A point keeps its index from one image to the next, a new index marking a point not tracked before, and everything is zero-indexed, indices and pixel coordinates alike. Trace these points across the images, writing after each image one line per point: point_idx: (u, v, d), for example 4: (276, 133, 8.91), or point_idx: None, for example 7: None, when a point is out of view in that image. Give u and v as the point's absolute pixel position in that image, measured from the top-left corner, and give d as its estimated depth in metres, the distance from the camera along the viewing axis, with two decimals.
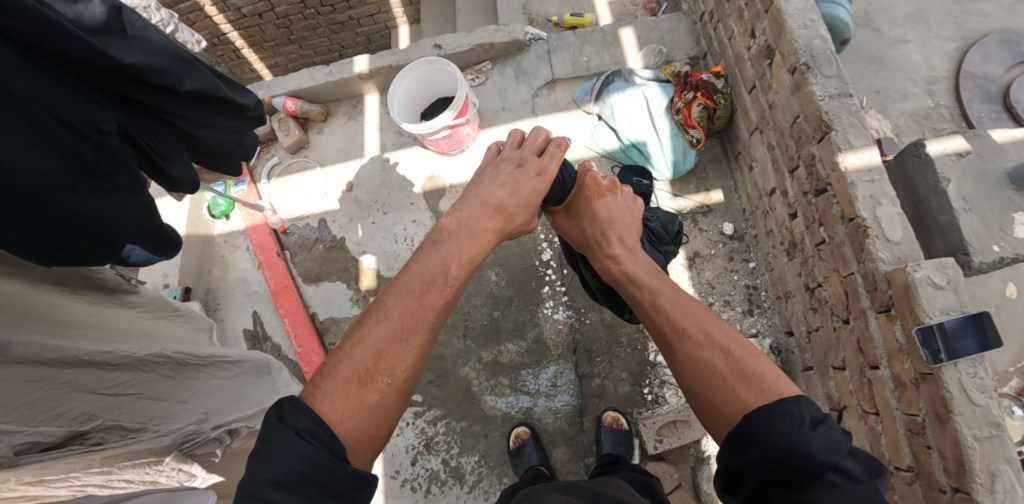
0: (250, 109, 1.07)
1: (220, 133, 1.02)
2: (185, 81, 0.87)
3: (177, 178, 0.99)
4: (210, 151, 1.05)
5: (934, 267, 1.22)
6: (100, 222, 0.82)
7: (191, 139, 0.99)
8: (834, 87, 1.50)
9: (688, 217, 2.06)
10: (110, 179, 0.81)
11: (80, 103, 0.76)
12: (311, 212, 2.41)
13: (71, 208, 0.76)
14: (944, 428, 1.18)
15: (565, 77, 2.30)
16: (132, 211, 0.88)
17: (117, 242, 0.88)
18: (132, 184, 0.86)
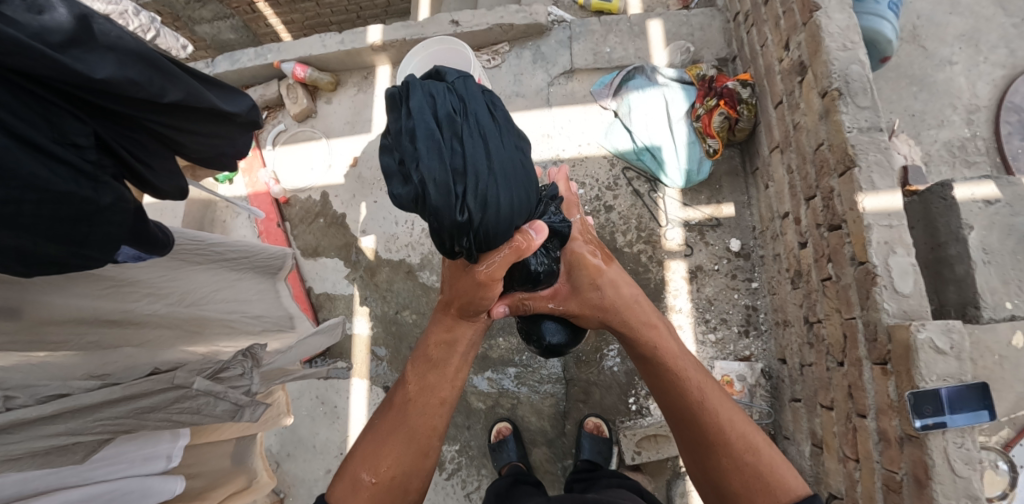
0: (242, 117, 1.02)
1: (208, 140, 0.98)
2: (164, 93, 0.83)
3: (164, 187, 0.95)
4: (202, 158, 1.00)
5: (939, 330, 1.19)
6: (79, 243, 0.80)
7: (177, 147, 0.94)
8: (865, 119, 1.41)
9: (695, 229, 1.98)
10: (94, 200, 0.78)
11: (50, 118, 0.73)
12: (314, 185, 2.38)
13: (43, 230, 0.75)
14: (921, 493, 1.17)
15: (585, 67, 2.18)
16: (120, 230, 0.85)
17: (107, 253, 0.86)
18: (118, 203, 0.82)
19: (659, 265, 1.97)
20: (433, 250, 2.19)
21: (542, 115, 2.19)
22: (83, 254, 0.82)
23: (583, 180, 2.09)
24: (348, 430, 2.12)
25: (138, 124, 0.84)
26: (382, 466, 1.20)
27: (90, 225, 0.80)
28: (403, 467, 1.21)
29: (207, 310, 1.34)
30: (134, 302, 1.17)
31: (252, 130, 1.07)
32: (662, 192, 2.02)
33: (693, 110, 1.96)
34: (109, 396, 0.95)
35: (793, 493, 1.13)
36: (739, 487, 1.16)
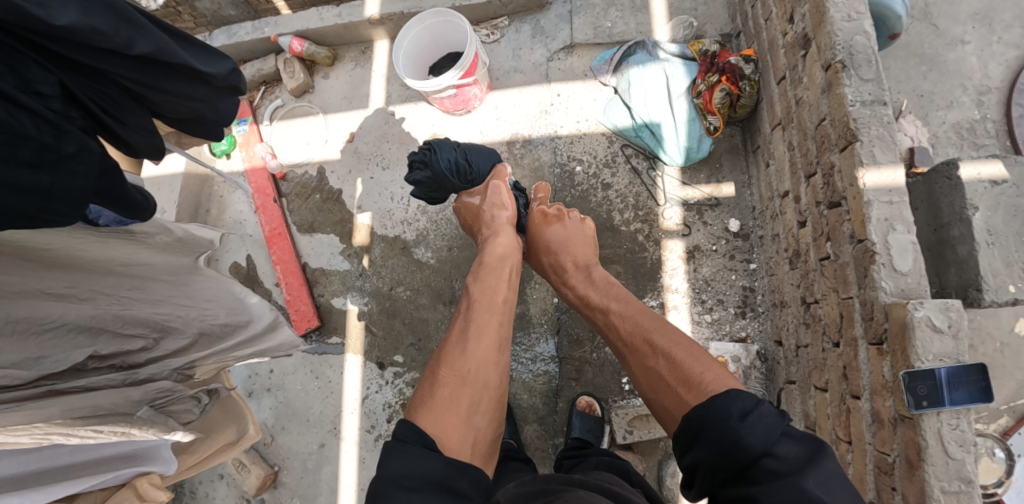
0: (219, 78, 0.99)
1: (183, 100, 0.95)
2: (131, 45, 0.81)
3: (139, 146, 0.93)
4: (176, 118, 0.99)
5: (937, 308, 1.16)
6: (44, 195, 0.76)
7: (152, 106, 0.92)
8: (868, 92, 1.37)
9: (694, 208, 1.95)
10: (56, 147, 0.76)
11: (15, 66, 0.72)
12: (311, 160, 2.36)
13: (4, 177, 0.72)
14: (912, 474, 1.15)
15: (585, 42, 2.13)
16: (88, 181, 0.82)
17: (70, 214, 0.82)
18: (84, 151, 0.80)
19: (655, 244, 1.94)
20: (429, 226, 2.17)
21: (541, 90, 2.15)
22: (50, 207, 0.78)
23: (581, 157, 2.05)
24: (342, 404, 2.13)
25: (107, 77, 0.82)
26: (469, 377, 1.27)
27: (54, 173, 0.77)
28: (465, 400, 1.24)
29: (155, 292, 1.24)
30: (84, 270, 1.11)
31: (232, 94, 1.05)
32: (661, 170, 1.99)
33: (695, 86, 1.89)
34: (52, 417, 0.90)
35: (707, 392, 1.04)
36: (648, 391, 1.20)
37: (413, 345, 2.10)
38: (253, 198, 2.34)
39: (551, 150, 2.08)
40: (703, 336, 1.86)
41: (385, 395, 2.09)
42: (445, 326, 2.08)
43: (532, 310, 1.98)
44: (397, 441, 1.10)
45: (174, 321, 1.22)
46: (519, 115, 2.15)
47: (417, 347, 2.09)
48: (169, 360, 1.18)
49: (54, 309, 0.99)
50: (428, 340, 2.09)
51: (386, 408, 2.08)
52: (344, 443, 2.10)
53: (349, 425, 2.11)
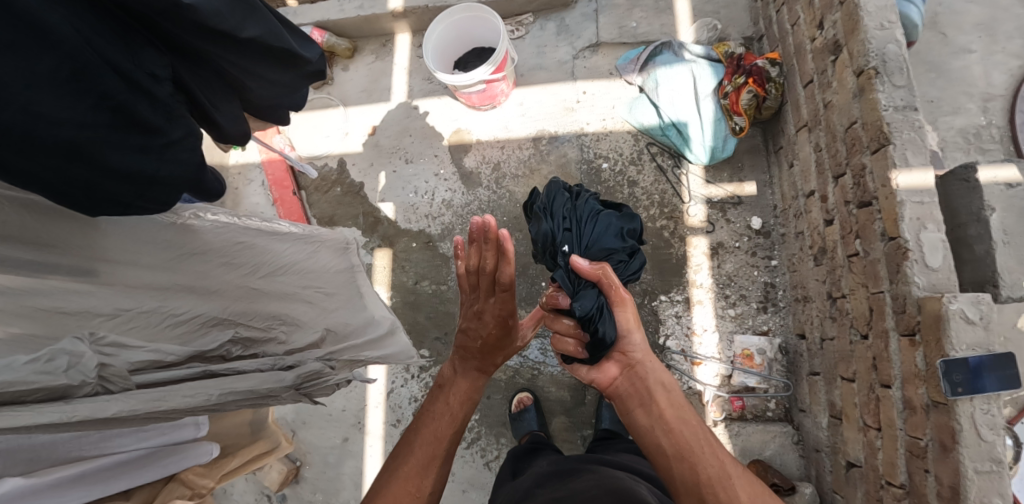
0: (308, 63, 1.05)
1: (269, 86, 1.00)
2: (244, 27, 0.84)
3: (227, 131, 0.98)
4: (262, 105, 1.04)
5: (970, 301, 1.23)
6: (151, 182, 0.78)
7: (242, 90, 0.96)
8: (901, 98, 1.43)
9: (718, 206, 2.01)
10: (164, 134, 0.78)
11: (129, 45, 0.73)
12: (330, 153, 2.34)
13: (121, 164, 0.72)
14: (946, 457, 1.23)
15: (610, 41, 2.17)
16: (184, 170, 0.84)
17: (165, 201, 0.83)
18: (186, 138, 0.82)
19: (681, 241, 2.00)
20: (454, 220, 2.17)
21: (566, 87, 2.17)
22: (152, 194, 0.79)
23: (607, 154, 2.09)
24: (366, 398, 2.12)
25: (211, 60, 0.85)
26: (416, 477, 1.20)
27: (161, 160, 0.78)
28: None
29: (269, 288, 1.29)
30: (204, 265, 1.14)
31: (314, 80, 1.11)
32: (686, 168, 2.04)
33: (722, 87, 1.94)
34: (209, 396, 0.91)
35: None
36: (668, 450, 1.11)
37: (438, 339, 2.10)
38: (270, 190, 2.30)
39: (578, 147, 2.11)
40: (727, 330, 1.93)
41: (411, 389, 2.09)
42: None
43: None
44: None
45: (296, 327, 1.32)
46: (544, 111, 2.17)
47: (442, 341, 2.09)
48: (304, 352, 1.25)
49: (181, 303, 1.06)
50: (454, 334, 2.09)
51: (412, 402, 2.08)
52: (368, 437, 2.09)
53: (374, 418, 2.11)
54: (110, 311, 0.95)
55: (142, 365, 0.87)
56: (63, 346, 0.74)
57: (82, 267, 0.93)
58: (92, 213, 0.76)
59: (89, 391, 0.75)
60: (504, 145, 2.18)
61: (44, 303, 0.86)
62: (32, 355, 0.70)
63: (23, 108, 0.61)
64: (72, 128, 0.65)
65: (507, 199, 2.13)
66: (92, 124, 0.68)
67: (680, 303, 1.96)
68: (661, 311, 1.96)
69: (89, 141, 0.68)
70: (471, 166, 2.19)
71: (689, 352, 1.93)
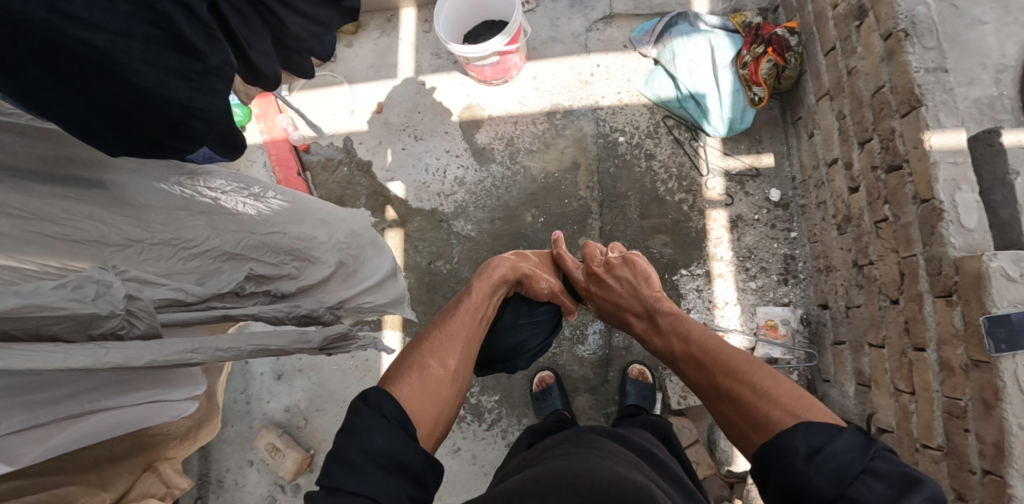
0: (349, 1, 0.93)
1: (307, 24, 0.88)
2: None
3: (261, 70, 0.85)
4: (292, 48, 0.91)
5: (1010, 259, 1.23)
6: (187, 116, 0.63)
7: (277, 25, 0.84)
8: (931, 60, 1.42)
9: (736, 179, 1.99)
10: (202, 58, 0.60)
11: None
12: (336, 131, 2.26)
13: (150, 87, 0.58)
14: (990, 414, 1.23)
15: (624, 13, 2.13)
16: (227, 102, 0.66)
17: (199, 141, 0.69)
18: (225, 66, 0.64)
19: (700, 214, 1.98)
20: (468, 198, 2.11)
21: (580, 61, 2.12)
22: (186, 127, 0.64)
23: (623, 128, 2.05)
24: None
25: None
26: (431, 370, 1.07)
27: (198, 88, 0.62)
28: (445, 403, 1.04)
29: None
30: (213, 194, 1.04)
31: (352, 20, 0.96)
32: (703, 141, 2.02)
33: (739, 57, 1.92)
34: (239, 353, 0.81)
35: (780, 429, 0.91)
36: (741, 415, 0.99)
37: None
38: (274, 171, 2.20)
39: (593, 121, 2.07)
40: (749, 302, 1.91)
41: None
42: None
43: None
44: (376, 412, 0.90)
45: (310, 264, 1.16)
46: (558, 85, 2.12)
47: None
48: (321, 296, 1.13)
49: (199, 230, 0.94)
50: None
51: None
52: None
53: None
54: (120, 241, 0.83)
55: (167, 303, 0.80)
56: (93, 275, 0.66)
57: (91, 180, 0.83)
58: (116, 147, 0.64)
59: (116, 325, 0.67)
60: (518, 120, 2.12)
61: (52, 230, 0.75)
62: (59, 281, 0.63)
63: (50, 5, 0.50)
64: (99, 34, 0.53)
65: (523, 175, 2.08)
66: (124, 34, 0.54)
67: (701, 277, 1.94)
68: (682, 286, 1.94)
69: (116, 54, 0.55)
70: (484, 142, 2.13)
71: (711, 325, 1.91)
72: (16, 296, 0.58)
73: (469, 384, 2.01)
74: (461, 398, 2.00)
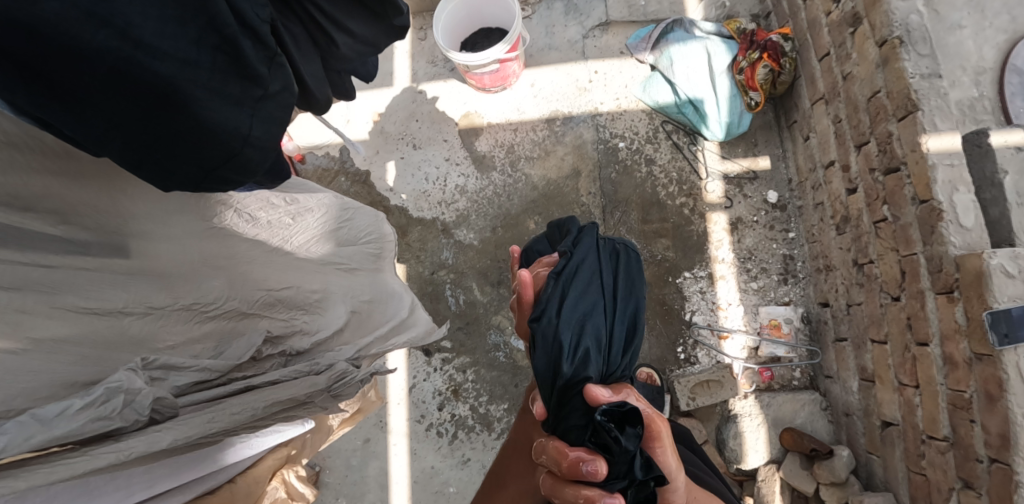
0: (399, 17, 0.86)
1: (355, 44, 0.85)
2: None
3: (314, 94, 0.83)
4: (337, 69, 0.89)
5: (1008, 256, 1.29)
6: (243, 145, 0.68)
7: (327, 47, 0.82)
8: (926, 66, 1.48)
9: (734, 182, 2.03)
10: (262, 84, 0.68)
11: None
12: (332, 141, 2.21)
13: (211, 114, 0.63)
14: (994, 405, 1.29)
15: (620, 20, 2.15)
16: (278, 129, 0.73)
17: (250, 170, 0.74)
18: (282, 92, 0.71)
19: (701, 217, 2.01)
20: (469, 206, 2.09)
21: (577, 67, 2.14)
22: (243, 156, 0.70)
23: (623, 133, 2.07)
24: (386, 395, 2.03)
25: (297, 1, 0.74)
26: None
27: (255, 115, 0.68)
28: None
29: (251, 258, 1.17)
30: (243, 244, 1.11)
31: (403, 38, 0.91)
32: (702, 146, 2.05)
33: (735, 63, 1.95)
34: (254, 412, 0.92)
35: None
36: None
37: (461, 329, 2.03)
38: None
39: (593, 127, 2.08)
40: (751, 302, 1.95)
41: (434, 383, 2.01)
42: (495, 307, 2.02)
43: None
44: None
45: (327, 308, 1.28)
46: (556, 92, 2.13)
47: (466, 330, 2.02)
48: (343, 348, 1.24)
49: (215, 288, 1.03)
50: (478, 322, 2.02)
51: (437, 395, 2.00)
52: (392, 436, 2.01)
53: (397, 415, 2.02)
54: (143, 309, 0.90)
55: (184, 388, 0.87)
56: (116, 383, 0.74)
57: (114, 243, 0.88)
58: (172, 178, 0.68)
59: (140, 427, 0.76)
60: (517, 127, 2.12)
61: (75, 303, 0.81)
62: (86, 398, 0.70)
63: (120, 33, 0.55)
64: (170, 62, 0.58)
65: (524, 182, 2.08)
66: (191, 61, 0.60)
67: (703, 279, 1.97)
68: (685, 289, 1.97)
69: (183, 82, 0.60)
70: (484, 150, 2.12)
71: (716, 326, 1.94)
72: (41, 425, 0.64)
73: (477, 394, 1.99)
74: (469, 409, 1.98)
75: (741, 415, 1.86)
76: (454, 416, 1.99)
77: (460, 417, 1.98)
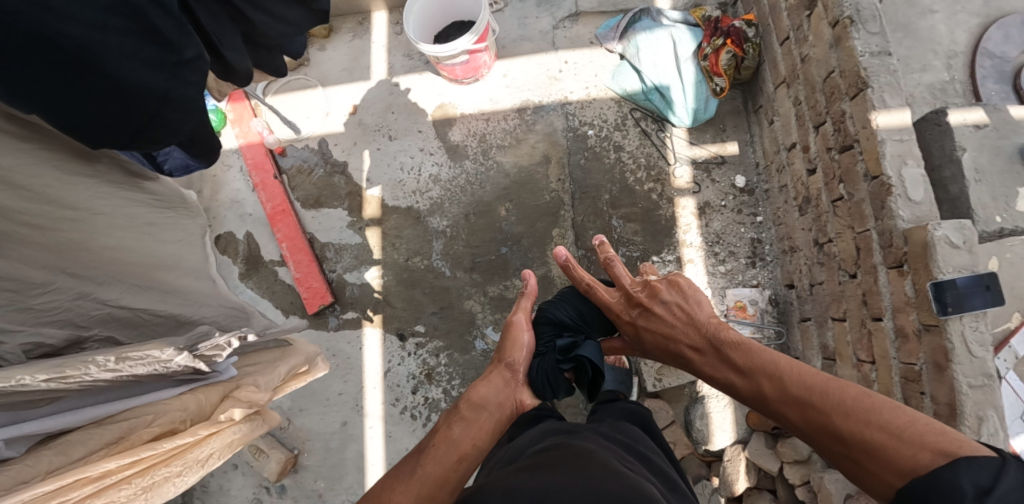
0: (318, 2, 1.02)
1: (277, 23, 0.98)
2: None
3: (236, 68, 0.95)
4: (265, 45, 1.04)
5: (953, 228, 1.30)
6: (162, 103, 0.79)
7: (245, 24, 0.94)
8: (875, 44, 1.50)
9: (702, 167, 2.05)
10: (177, 50, 0.77)
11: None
12: (311, 133, 2.27)
13: (129, 76, 0.73)
14: (942, 376, 1.29)
15: (590, 11, 2.19)
16: (194, 91, 0.84)
17: (175, 129, 0.86)
18: (198, 59, 0.82)
19: (669, 202, 2.03)
20: (442, 195, 2.14)
21: (548, 58, 2.18)
22: (162, 114, 0.81)
23: (592, 121, 2.11)
24: (363, 379, 2.07)
25: None
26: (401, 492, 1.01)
27: (172, 80, 0.79)
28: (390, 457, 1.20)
29: None
30: (92, 243, 1.04)
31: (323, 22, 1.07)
32: (670, 132, 2.08)
33: (701, 50, 1.99)
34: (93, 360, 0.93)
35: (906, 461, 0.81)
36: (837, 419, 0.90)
37: (435, 313, 2.06)
38: (250, 174, 2.21)
39: (563, 116, 2.13)
40: (719, 285, 1.97)
41: (408, 367, 2.05)
42: (468, 292, 2.06)
43: (554, 272, 2.01)
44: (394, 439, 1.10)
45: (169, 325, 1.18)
46: (527, 82, 2.17)
47: (440, 315, 2.05)
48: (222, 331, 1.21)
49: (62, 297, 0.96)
50: (451, 307, 2.05)
51: (411, 379, 2.04)
52: (368, 419, 2.05)
53: (372, 398, 2.06)
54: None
55: (31, 347, 0.90)
56: None
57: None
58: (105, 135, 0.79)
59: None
60: (489, 117, 2.17)
61: None
62: None
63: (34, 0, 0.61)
64: (85, 29, 0.66)
65: (496, 170, 2.12)
66: (101, 27, 0.68)
67: (672, 263, 1.99)
68: (654, 273, 1.99)
69: (99, 47, 0.68)
70: (457, 139, 2.17)
71: None
72: None
73: (450, 377, 2.02)
74: (442, 392, 2.01)
75: (709, 396, 1.88)
76: (428, 399, 2.02)
77: (433, 400, 2.01)
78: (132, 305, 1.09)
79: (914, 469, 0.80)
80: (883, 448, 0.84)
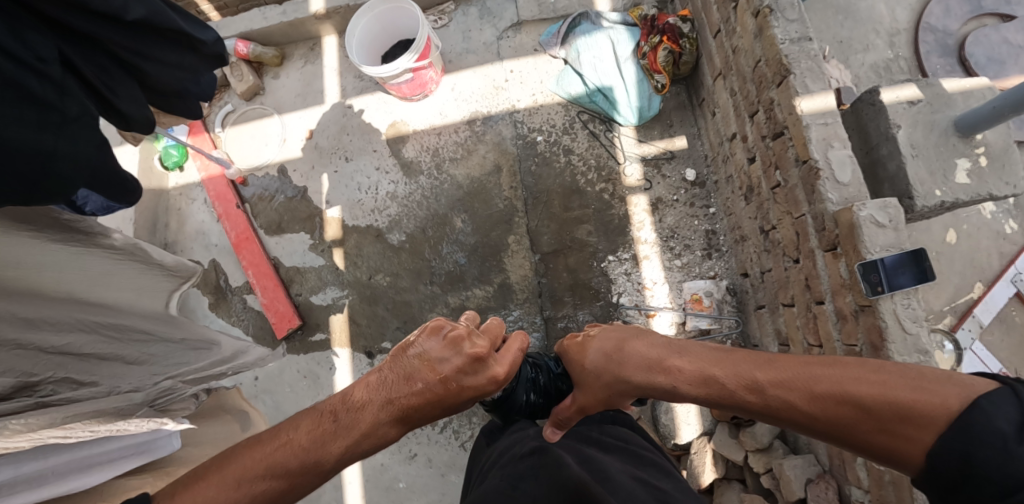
0: (207, 46, 1.09)
1: (172, 70, 1.04)
2: (127, 9, 0.89)
3: (131, 116, 1.01)
4: (167, 91, 1.07)
5: (878, 207, 1.30)
6: (51, 158, 0.84)
7: (140, 75, 1.00)
8: (795, 31, 1.51)
9: (652, 163, 2.07)
10: (60, 110, 0.84)
11: (14, 30, 0.80)
12: (271, 161, 2.31)
13: (17, 138, 0.79)
14: (878, 356, 1.29)
15: (531, 19, 2.21)
16: (88, 147, 0.90)
17: (69, 181, 0.90)
18: (84, 116, 0.89)
19: (621, 200, 2.05)
20: (400, 211, 2.17)
21: (493, 69, 2.22)
22: (56, 170, 0.86)
23: (540, 127, 2.14)
24: None
25: (100, 44, 0.92)
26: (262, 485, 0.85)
27: (60, 135, 0.85)
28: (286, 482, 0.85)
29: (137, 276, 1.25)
30: (42, 285, 1.02)
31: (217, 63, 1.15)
32: (618, 131, 2.10)
33: (640, 49, 2.03)
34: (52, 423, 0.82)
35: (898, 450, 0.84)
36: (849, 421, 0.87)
37: (399, 329, 2.09)
38: (214, 206, 2.25)
39: (511, 124, 2.16)
40: (675, 279, 1.98)
41: None
42: (430, 305, 2.08)
43: (512, 278, 2.04)
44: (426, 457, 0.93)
45: (120, 365, 1.10)
46: (473, 94, 2.21)
47: (403, 330, 2.08)
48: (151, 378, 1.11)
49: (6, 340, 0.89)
50: (414, 321, 2.08)
51: None
52: None
53: None
54: None
55: None
56: None
57: None
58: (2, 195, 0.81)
59: None
60: (440, 131, 2.20)
61: None
62: None
63: None
64: None
65: (449, 183, 2.15)
66: None
67: (628, 261, 2.01)
68: (611, 271, 2.01)
69: None
70: (411, 156, 2.21)
71: (643, 306, 1.97)
72: None
73: None
74: None
75: None
76: None
77: None
78: (82, 351, 1.03)
79: (937, 421, 0.79)
80: (916, 409, 0.80)
